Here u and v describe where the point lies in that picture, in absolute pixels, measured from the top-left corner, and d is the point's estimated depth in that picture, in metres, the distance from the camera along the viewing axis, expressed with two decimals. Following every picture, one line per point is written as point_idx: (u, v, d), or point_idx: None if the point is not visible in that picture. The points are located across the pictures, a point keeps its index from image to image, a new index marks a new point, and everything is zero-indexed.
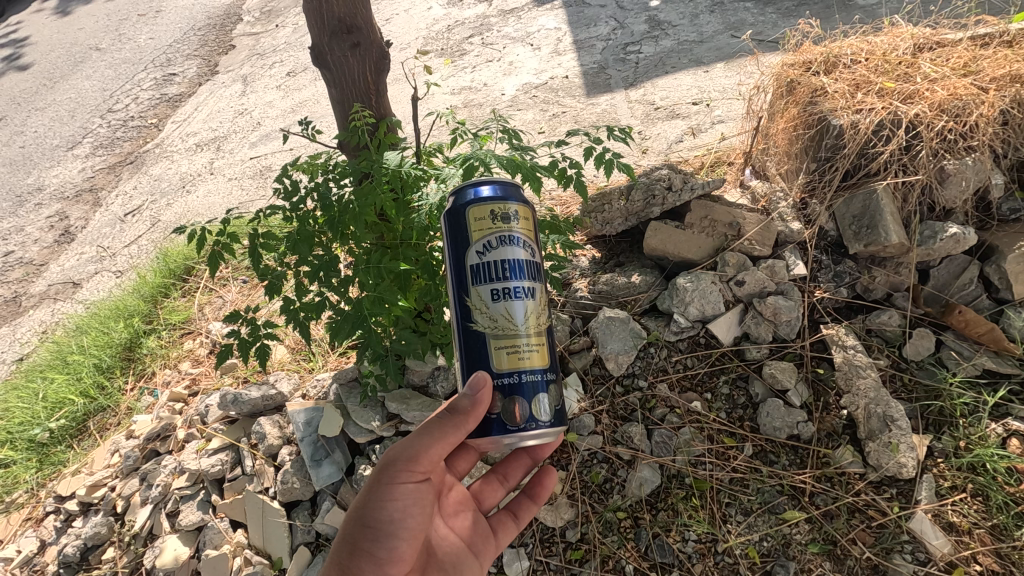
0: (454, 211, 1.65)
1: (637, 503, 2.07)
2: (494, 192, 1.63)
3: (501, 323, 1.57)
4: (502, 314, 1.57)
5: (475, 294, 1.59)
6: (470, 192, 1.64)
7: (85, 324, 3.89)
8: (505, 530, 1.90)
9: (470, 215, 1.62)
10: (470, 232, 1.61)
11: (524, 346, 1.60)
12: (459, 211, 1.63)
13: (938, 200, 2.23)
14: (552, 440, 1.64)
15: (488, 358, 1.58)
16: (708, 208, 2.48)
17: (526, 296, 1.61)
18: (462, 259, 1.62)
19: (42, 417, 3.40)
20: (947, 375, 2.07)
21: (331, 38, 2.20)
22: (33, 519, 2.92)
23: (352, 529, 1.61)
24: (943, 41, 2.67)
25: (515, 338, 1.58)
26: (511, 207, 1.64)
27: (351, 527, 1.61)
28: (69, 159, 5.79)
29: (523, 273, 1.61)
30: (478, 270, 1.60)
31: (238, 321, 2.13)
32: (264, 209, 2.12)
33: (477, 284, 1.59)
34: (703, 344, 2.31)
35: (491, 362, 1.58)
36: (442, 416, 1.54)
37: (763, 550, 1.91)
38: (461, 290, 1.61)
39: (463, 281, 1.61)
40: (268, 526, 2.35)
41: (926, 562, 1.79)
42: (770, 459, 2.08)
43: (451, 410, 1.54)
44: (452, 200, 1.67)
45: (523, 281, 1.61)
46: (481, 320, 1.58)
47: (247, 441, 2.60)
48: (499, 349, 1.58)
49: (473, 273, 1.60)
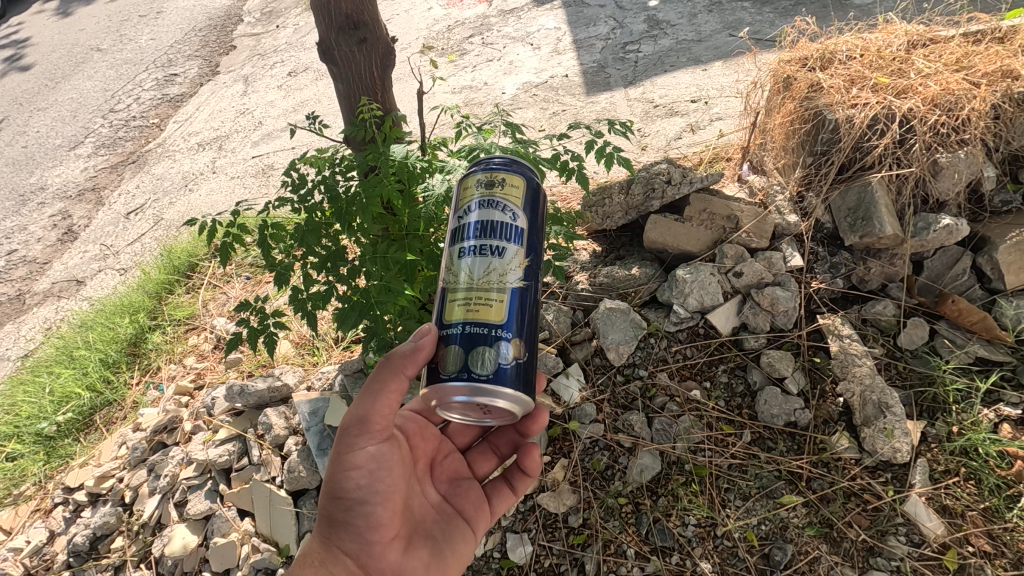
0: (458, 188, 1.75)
1: (637, 489, 2.11)
2: (487, 163, 1.66)
3: (460, 277, 1.56)
4: (471, 266, 1.55)
5: (448, 254, 1.62)
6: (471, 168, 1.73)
7: (90, 320, 3.92)
8: (501, 497, 1.95)
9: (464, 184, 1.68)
10: (460, 200, 1.67)
11: (488, 298, 1.52)
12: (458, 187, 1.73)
13: (932, 192, 2.27)
14: (501, 402, 1.47)
15: (444, 311, 1.57)
16: (706, 202, 2.52)
17: (490, 253, 1.55)
18: (450, 226, 1.68)
19: (48, 411, 3.43)
20: (941, 362, 2.11)
21: (338, 34, 2.24)
22: (41, 510, 2.95)
23: (327, 502, 1.64)
24: (936, 38, 2.72)
25: (475, 289, 1.53)
26: (496, 174, 1.62)
27: (327, 501, 1.64)
28: (72, 158, 5.82)
29: (493, 232, 1.57)
30: (455, 232, 1.63)
31: (248, 311, 2.16)
32: (272, 202, 2.14)
33: (452, 245, 1.62)
34: (702, 334, 2.35)
35: (444, 314, 1.56)
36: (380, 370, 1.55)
37: (762, 533, 1.96)
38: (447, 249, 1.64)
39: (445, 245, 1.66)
40: (275, 514, 2.38)
41: (920, 544, 1.84)
42: (768, 446, 2.12)
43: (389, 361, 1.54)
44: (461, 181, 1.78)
45: (490, 238, 1.56)
46: (446, 276, 1.60)
47: (254, 432, 2.65)
48: (454, 301, 1.55)
49: (452, 236, 1.64)
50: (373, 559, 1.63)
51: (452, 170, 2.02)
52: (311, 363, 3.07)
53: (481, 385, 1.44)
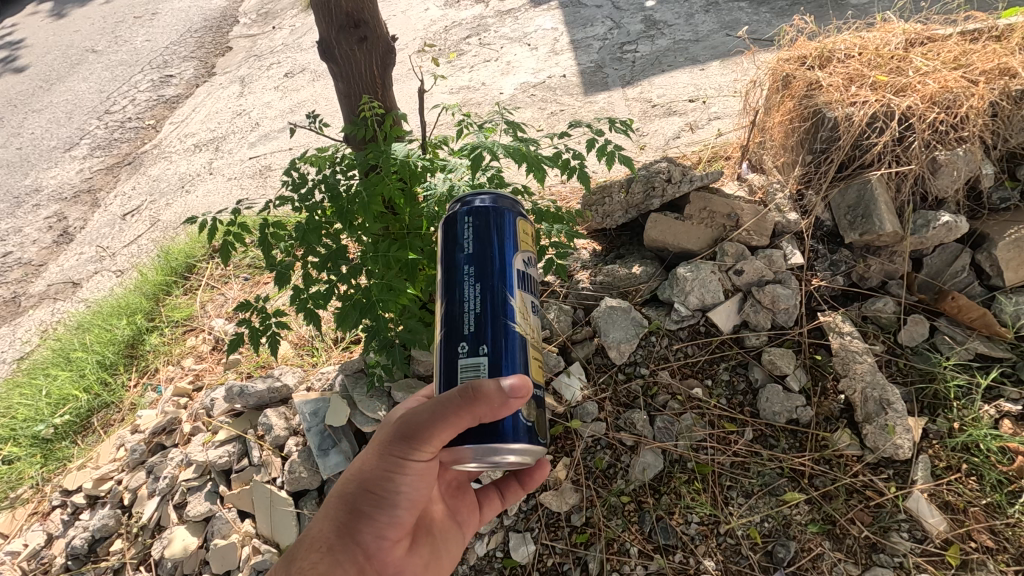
0: (476, 214, 1.66)
1: (640, 487, 2.11)
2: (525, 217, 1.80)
3: (535, 333, 1.65)
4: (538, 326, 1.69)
5: (521, 300, 1.62)
6: (491, 200, 1.69)
7: (87, 322, 3.90)
8: (490, 504, 1.92)
9: (504, 222, 1.67)
10: (517, 241, 1.68)
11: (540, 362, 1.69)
12: (487, 217, 1.65)
13: (931, 189, 2.28)
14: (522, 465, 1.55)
15: (526, 362, 1.57)
16: (706, 200, 2.51)
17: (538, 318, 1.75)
18: (510, 262, 1.63)
19: (45, 413, 3.41)
20: (942, 359, 2.12)
21: (338, 32, 2.24)
22: (39, 513, 2.93)
23: (352, 489, 1.54)
24: (934, 36, 2.74)
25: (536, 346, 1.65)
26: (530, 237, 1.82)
27: (355, 490, 1.52)
28: (67, 160, 5.80)
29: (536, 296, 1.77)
30: (522, 278, 1.65)
31: (249, 311, 2.15)
32: (273, 201, 2.12)
33: (522, 290, 1.63)
34: (703, 332, 2.36)
35: (529, 367, 1.57)
36: (450, 399, 1.39)
37: (765, 531, 1.96)
38: (505, 289, 1.59)
39: (510, 283, 1.60)
40: (276, 515, 2.37)
41: (922, 540, 1.85)
42: (770, 443, 2.13)
43: (463, 394, 1.39)
44: (470, 205, 1.68)
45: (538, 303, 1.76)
46: (524, 324, 1.59)
47: (254, 433, 2.63)
48: (534, 356, 1.62)
49: (519, 280, 1.64)
50: (381, 553, 1.58)
51: (453, 169, 2.00)
52: (310, 363, 3.05)
53: (502, 444, 1.47)
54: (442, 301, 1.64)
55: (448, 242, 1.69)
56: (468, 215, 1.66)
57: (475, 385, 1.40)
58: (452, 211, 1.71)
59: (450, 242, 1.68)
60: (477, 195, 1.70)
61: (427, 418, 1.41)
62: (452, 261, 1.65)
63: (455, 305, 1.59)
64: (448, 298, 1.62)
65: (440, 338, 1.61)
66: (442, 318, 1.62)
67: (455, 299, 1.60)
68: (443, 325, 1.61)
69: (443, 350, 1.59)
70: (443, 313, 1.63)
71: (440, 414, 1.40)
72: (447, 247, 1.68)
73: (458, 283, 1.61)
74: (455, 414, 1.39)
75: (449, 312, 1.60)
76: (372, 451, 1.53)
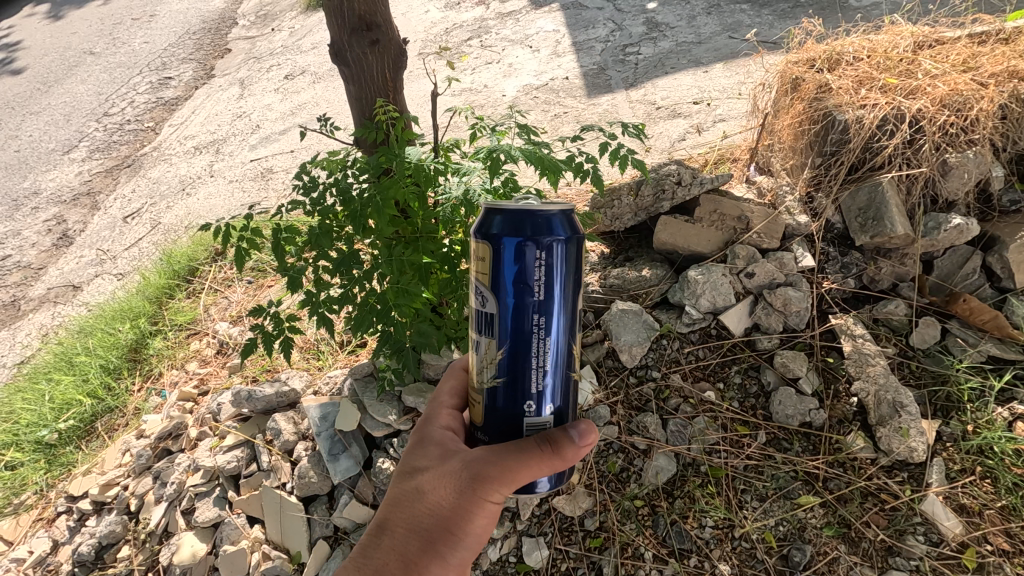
0: (552, 250, 1.32)
1: (653, 491, 2.11)
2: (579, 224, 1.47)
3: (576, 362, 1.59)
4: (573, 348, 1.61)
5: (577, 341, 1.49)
6: (565, 226, 1.34)
7: (90, 326, 3.87)
8: None
9: (575, 253, 1.37)
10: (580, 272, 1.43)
11: None
12: (563, 256, 1.34)
13: (941, 192, 2.29)
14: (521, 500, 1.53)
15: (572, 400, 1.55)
16: (716, 202, 2.51)
17: None
18: (575, 304, 1.42)
19: (48, 418, 3.38)
20: (954, 361, 2.12)
21: (350, 35, 2.23)
22: (43, 520, 2.91)
23: (422, 520, 1.42)
24: (942, 39, 2.74)
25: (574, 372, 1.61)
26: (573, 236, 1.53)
27: (428, 526, 1.41)
28: (66, 163, 5.76)
29: None
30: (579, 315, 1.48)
31: (262, 316, 2.15)
32: (284, 206, 2.11)
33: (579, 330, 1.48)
34: (714, 335, 2.35)
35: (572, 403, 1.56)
36: (542, 449, 1.36)
37: (780, 534, 1.96)
38: (568, 337, 1.43)
39: (573, 330, 1.44)
40: (286, 521, 2.35)
41: (938, 543, 1.85)
42: (784, 446, 2.12)
43: (550, 443, 1.38)
44: (543, 233, 1.31)
45: None
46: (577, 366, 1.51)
47: (262, 437, 2.60)
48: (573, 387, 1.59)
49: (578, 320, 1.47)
50: None
51: (467, 173, 1.98)
52: (316, 367, 3.03)
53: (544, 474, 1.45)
54: (501, 345, 1.39)
55: (505, 273, 1.34)
56: (544, 252, 1.32)
57: (560, 435, 1.40)
58: (514, 235, 1.31)
59: (512, 276, 1.34)
60: (550, 221, 1.32)
61: (523, 464, 1.36)
62: (515, 303, 1.36)
63: (523, 359, 1.39)
64: (511, 347, 1.39)
65: (498, 386, 1.43)
66: (500, 365, 1.41)
67: (522, 351, 1.39)
68: (501, 372, 1.41)
69: (501, 399, 1.44)
70: (501, 359, 1.40)
71: (535, 462, 1.36)
72: (507, 281, 1.34)
73: (525, 332, 1.37)
74: (548, 465, 1.37)
75: (513, 364, 1.40)
76: (448, 484, 1.41)
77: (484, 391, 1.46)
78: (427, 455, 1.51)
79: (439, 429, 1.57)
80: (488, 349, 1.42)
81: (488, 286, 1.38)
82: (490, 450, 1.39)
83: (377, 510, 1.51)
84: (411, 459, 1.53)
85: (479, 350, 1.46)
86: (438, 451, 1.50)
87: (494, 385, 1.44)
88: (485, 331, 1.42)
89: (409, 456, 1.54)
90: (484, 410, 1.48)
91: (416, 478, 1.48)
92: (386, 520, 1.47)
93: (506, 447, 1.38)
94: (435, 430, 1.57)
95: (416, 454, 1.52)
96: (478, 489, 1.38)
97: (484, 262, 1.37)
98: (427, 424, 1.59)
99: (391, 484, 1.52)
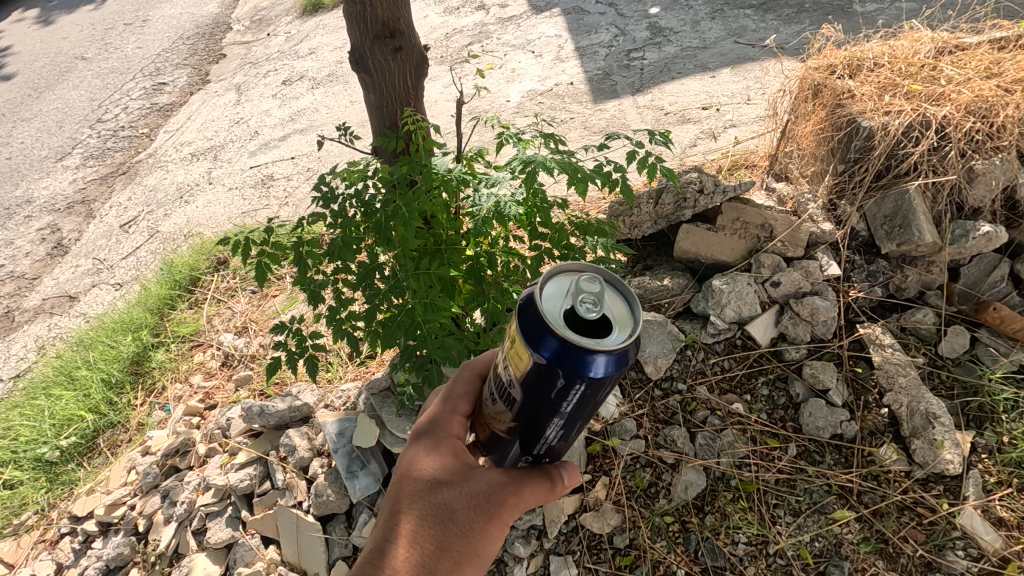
0: (589, 383, 1.08)
1: (683, 507, 2.05)
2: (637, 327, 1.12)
3: None
4: None
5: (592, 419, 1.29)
6: (614, 362, 1.07)
7: (89, 338, 3.77)
8: None
9: (613, 380, 1.10)
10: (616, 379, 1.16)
11: None
12: (598, 388, 1.09)
13: (968, 199, 2.27)
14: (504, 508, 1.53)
15: None
16: (739, 210, 2.47)
17: None
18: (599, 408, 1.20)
19: (49, 435, 3.28)
20: (986, 372, 2.10)
21: (373, 42, 2.19)
22: (46, 541, 2.81)
23: (450, 540, 1.32)
24: (961, 45, 2.77)
25: None
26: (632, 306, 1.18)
27: (453, 548, 1.32)
28: (59, 170, 5.65)
29: None
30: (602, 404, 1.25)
31: (284, 334, 2.16)
32: (304, 218, 2.08)
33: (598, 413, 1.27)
34: (740, 345, 2.31)
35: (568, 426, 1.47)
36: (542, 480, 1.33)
37: (816, 551, 1.91)
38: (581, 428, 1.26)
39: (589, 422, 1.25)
40: (303, 541, 2.28)
41: (978, 558, 1.82)
42: (815, 459, 2.09)
43: (547, 474, 1.34)
44: (583, 368, 1.05)
45: None
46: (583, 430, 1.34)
47: (275, 454, 2.53)
48: None
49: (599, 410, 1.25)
50: None
51: (496, 183, 1.94)
52: (326, 380, 2.96)
53: None
54: (514, 420, 1.24)
55: (530, 375, 1.11)
56: (578, 383, 1.07)
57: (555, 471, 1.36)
58: (553, 362, 1.05)
59: (539, 387, 1.12)
60: (589, 361, 1.04)
61: (534, 495, 1.34)
62: (536, 400, 1.15)
63: (532, 439, 1.25)
64: (521, 425, 1.23)
65: (503, 438, 1.32)
66: (509, 430, 1.28)
67: (534, 433, 1.23)
68: (510, 434, 1.28)
69: (506, 448, 1.34)
70: (510, 427, 1.26)
71: (542, 493, 1.34)
72: (536, 388, 1.12)
73: (539, 425, 1.21)
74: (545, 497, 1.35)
75: (522, 437, 1.27)
76: (471, 505, 1.32)
77: (490, 433, 1.36)
78: (445, 468, 1.37)
79: (455, 438, 1.42)
80: (501, 412, 1.27)
81: (516, 374, 1.15)
82: (509, 478, 1.32)
83: (395, 521, 1.36)
84: (428, 471, 1.38)
85: (495, 401, 1.29)
86: (457, 466, 1.38)
87: (502, 436, 1.32)
88: (503, 396, 1.25)
89: (426, 466, 1.39)
90: (487, 441, 1.39)
91: (438, 492, 1.35)
92: (411, 535, 1.34)
93: (521, 476, 1.33)
94: (449, 438, 1.41)
95: (434, 466, 1.38)
96: (502, 513, 1.32)
97: (517, 356, 1.12)
98: (438, 428, 1.42)
99: (409, 494, 1.37)
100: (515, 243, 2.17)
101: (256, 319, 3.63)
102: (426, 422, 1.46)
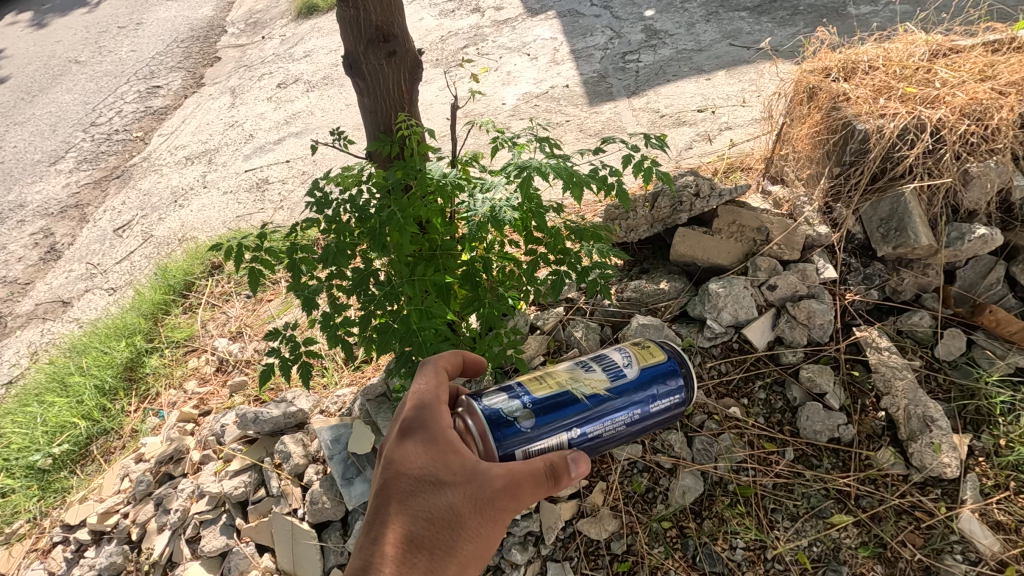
0: (682, 394, 1.53)
1: (681, 511, 2.04)
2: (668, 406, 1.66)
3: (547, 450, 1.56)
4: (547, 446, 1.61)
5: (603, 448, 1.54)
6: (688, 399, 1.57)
7: (82, 344, 3.74)
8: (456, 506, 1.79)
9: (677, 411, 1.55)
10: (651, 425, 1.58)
11: None
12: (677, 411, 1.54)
13: (963, 202, 2.27)
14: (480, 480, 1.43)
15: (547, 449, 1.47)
16: (735, 214, 2.48)
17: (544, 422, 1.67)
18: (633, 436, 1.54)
19: (41, 442, 3.25)
20: (982, 374, 2.10)
21: (367, 46, 2.18)
22: (38, 550, 2.78)
23: (456, 541, 1.32)
24: (955, 48, 2.79)
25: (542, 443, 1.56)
26: None
27: (462, 546, 1.33)
28: (52, 174, 5.61)
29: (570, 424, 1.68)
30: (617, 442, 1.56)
31: (278, 340, 2.14)
32: (298, 223, 2.07)
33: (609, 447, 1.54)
34: (737, 349, 2.31)
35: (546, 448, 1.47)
36: (548, 483, 1.33)
37: (814, 555, 1.91)
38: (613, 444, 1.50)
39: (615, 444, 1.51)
40: (299, 549, 2.26)
41: (977, 562, 1.81)
42: (813, 463, 2.08)
43: (552, 471, 1.33)
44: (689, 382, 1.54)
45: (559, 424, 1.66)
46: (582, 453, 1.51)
47: (270, 461, 2.51)
48: None
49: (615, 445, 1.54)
50: None
51: (491, 188, 1.91)
52: (322, 385, 2.94)
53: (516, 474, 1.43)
54: (610, 391, 1.46)
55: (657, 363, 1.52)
56: (681, 387, 1.52)
57: (562, 466, 1.34)
58: (681, 366, 1.53)
59: (659, 372, 1.50)
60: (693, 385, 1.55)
61: (534, 492, 1.33)
62: (643, 384, 1.49)
63: (605, 412, 1.45)
64: (613, 396, 1.46)
65: (575, 401, 1.44)
66: (596, 395, 1.45)
67: (612, 413, 1.46)
68: (589, 401, 1.44)
69: (565, 412, 1.42)
70: (598, 392, 1.45)
71: (541, 489, 1.35)
72: (659, 375, 1.50)
73: (624, 407, 1.47)
74: (548, 495, 1.35)
75: (598, 406, 1.44)
76: (475, 507, 1.32)
77: (563, 390, 1.45)
78: (446, 468, 1.35)
79: (449, 432, 1.38)
80: (598, 378, 1.48)
81: (640, 361, 1.51)
82: (511, 480, 1.31)
83: (395, 524, 1.33)
84: (427, 472, 1.35)
85: (588, 371, 1.49)
86: (456, 464, 1.35)
87: (575, 398, 1.44)
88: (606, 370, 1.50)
89: (424, 465, 1.36)
90: (547, 395, 1.43)
91: (441, 494, 1.34)
92: (415, 538, 1.32)
93: (523, 474, 1.32)
94: (443, 436, 1.38)
95: (433, 466, 1.35)
96: (505, 511, 1.33)
97: (650, 352, 1.53)
98: (433, 427, 1.39)
99: (409, 495, 1.35)
100: (511, 248, 2.15)
101: (251, 324, 3.61)
102: (415, 417, 1.41)
